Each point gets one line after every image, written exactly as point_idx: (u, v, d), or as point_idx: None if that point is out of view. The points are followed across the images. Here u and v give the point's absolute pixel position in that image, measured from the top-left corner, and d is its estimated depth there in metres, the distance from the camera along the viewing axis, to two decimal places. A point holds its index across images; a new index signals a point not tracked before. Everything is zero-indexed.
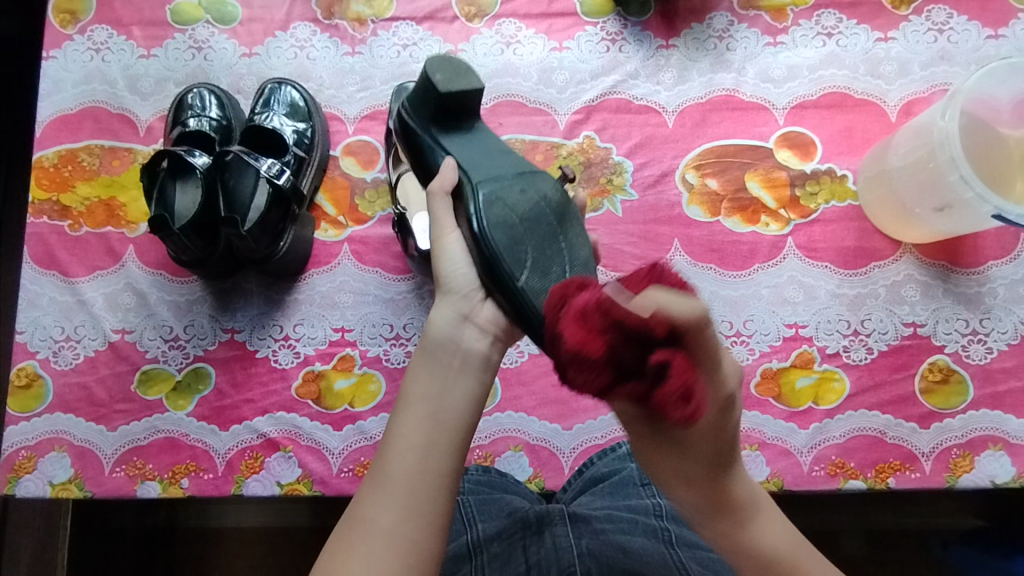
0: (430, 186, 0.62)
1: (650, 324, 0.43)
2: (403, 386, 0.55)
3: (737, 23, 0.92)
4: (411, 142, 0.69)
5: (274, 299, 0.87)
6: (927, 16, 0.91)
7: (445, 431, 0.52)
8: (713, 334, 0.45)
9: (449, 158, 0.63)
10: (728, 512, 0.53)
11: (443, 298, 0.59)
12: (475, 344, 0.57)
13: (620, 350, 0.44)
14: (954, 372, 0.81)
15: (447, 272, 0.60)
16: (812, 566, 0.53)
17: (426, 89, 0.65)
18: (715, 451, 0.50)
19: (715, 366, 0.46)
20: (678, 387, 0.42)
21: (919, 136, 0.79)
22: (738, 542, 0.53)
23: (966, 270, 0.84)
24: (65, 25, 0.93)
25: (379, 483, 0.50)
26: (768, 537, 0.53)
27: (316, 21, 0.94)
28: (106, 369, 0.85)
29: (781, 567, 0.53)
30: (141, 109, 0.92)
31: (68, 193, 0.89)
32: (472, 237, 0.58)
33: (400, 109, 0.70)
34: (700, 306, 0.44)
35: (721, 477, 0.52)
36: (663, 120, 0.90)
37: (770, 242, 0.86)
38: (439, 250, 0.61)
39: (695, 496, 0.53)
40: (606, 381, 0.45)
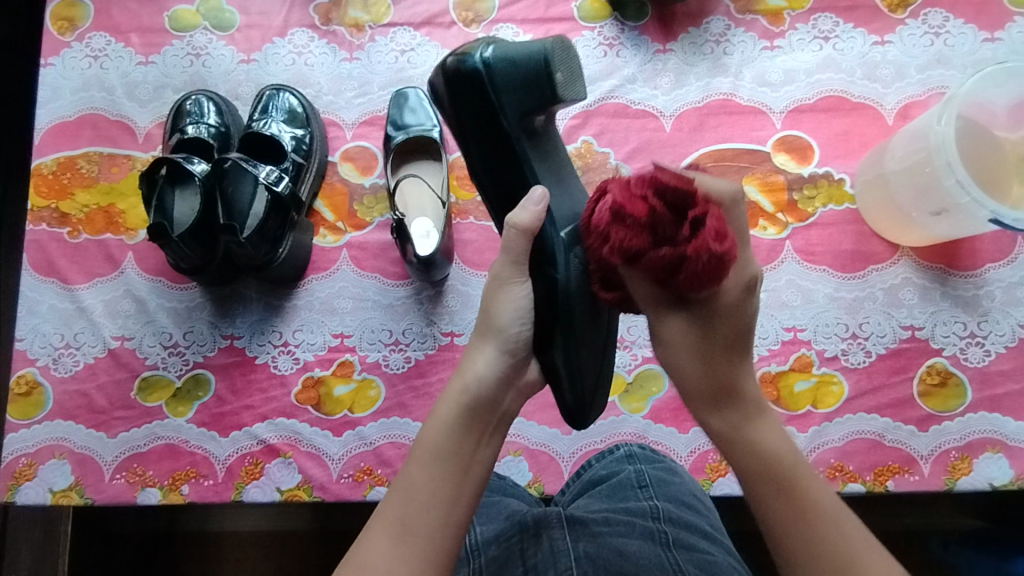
0: (521, 223, 0.58)
1: (692, 188, 0.50)
2: (427, 430, 0.55)
3: (734, 27, 0.93)
4: (488, 112, 0.65)
5: (273, 306, 0.87)
6: (923, 20, 0.91)
7: (470, 489, 0.53)
8: (744, 212, 0.54)
9: (540, 192, 0.60)
10: (731, 398, 0.53)
11: (492, 349, 0.58)
12: (510, 406, 0.58)
13: (661, 214, 0.50)
14: (951, 375, 0.82)
15: (508, 326, 0.58)
16: (814, 481, 0.51)
17: (538, 74, 0.64)
18: (731, 331, 0.52)
19: (744, 241, 0.53)
20: (713, 231, 0.48)
21: (915, 140, 0.79)
22: (739, 433, 0.53)
23: (963, 274, 0.84)
24: (63, 32, 0.93)
25: (397, 531, 0.50)
26: (773, 439, 0.53)
27: (313, 28, 0.94)
28: (106, 376, 0.85)
29: (783, 469, 0.51)
30: (140, 115, 0.92)
31: (67, 200, 0.89)
32: (551, 290, 0.60)
33: (481, 65, 0.65)
34: (734, 186, 0.53)
35: (732, 364, 0.53)
36: (661, 125, 0.90)
37: (768, 246, 0.86)
38: (507, 299, 0.59)
39: (702, 373, 0.53)
40: (643, 241, 0.51)
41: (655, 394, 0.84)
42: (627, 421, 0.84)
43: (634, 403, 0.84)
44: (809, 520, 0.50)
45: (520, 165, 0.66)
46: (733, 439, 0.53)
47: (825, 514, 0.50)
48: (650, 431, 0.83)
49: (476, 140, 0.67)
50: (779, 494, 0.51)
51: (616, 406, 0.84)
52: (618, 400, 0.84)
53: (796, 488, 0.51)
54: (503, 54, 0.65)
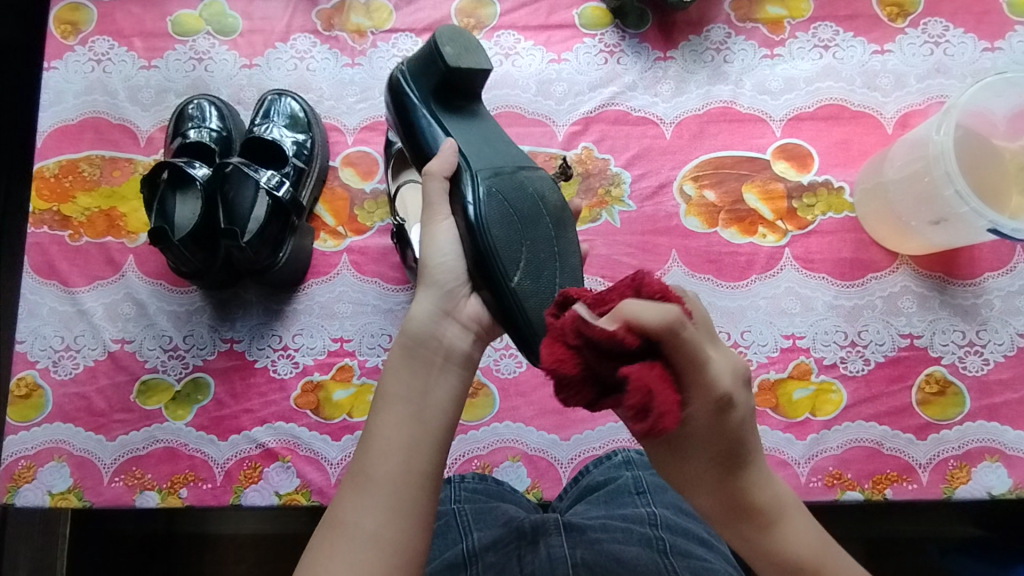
0: (430, 167, 0.62)
1: (622, 338, 0.41)
2: (381, 383, 0.56)
3: (735, 36, 0.93)
4: (403, 107, 0.71)
5: (273, 310, 0.87)
6: (923, 29, 0.91)
7: (428, 429, 0.53)
8: (692, 333, 0.43)
9: (452, 142, 0.65)
10: (744, 517, 0.51)
11: (425, 289, 0.60)
12: (455, 341, 0.58)
13: (596, 367, 0.43)
14: (950, 384, 0.82)
15: (433, 261, 0.61)
16: (839, 571, 0.52)
17: (432, 56, 0.68)
18: (716, 452, 0.49)
19: (702, 367, 0.43)
20: (635, 405, 0.40)
21: (915, 149, 0.79)
22: (757, 546, 0.52)
23: (962, 282, 0.85)
24: (66, 36, 0.94)
25: (362, 485, 0.50)
26: (795, 541, 0.51)
27: (316, 33, 0.94)
28: (106, 379, 0.85)
29: (805, 570, 0.51)
30: (142, 119, 0.93)
31: (68, 204, 0.89)
32: (468, 224, 0.60)
33: (396, 73, 0.72)
34: (673, 311, 0.42)
35: (732, 479, 0.50)
36: (661, 132, 0.91)
37: (768, 253, 0.87)
38: (430, 236, 0.62)
39: (705, 496, 0.51)
40: (588, 399, 0.44)
41: None
42: (625, 427, 0.84)
43: None
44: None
45: (432, 134, 0.68)
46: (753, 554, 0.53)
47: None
48: None
49: (401, 133, 0.72)
50: None
51: (615, 412, 0.84)
52: None
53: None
54: (414, 57, 0.70)
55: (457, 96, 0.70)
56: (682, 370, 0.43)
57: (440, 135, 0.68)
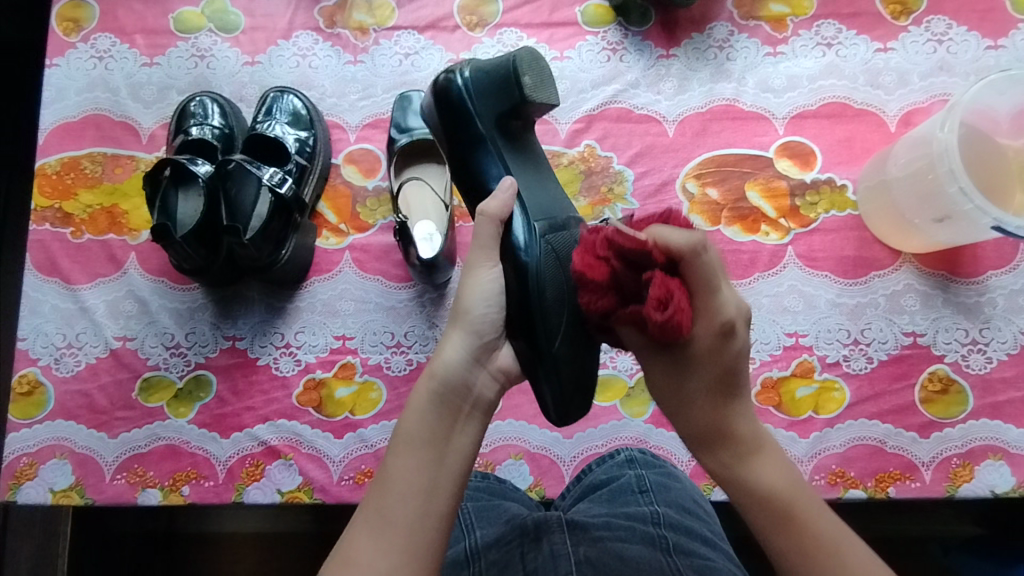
0: (485, 208, 0.61)
1: (647, 248, 0.50)
2: (402, 422, 0.55)
3: (737, 33, 0.93)
4: (461, 121, 0.68)
5: (275, 307, 0.87)
6: (926, 27, 0.91)
7: (447, 473, 0.53)
8: (713, 258, 0.51)
9: (511, 182, 0.63)
10: (726, 437, 0.53)
11: (460, 335, 0.59)
12: (484, 390, 0.58)
13: (621, 274, 0.53)
14: (953, 382, 0.82)
15: (473, 309, 0.60)
16: (813, 515, 0.51)
17: (504, 82, 0.66)
18: (715, 372, 0.53)
19: (715, 287, 0.51)
20: (655, 298, 0.49)
21: (919, 146, 0.79)
22: (734, 473, 0.53)
23: (965, 280, 0.85)
24: (68, 33, 0.93)
25: (377, 525, 0.50)
26: (768, 474, 0.53)
27: (318, 30, 0.94)
28: (108, 376, 0.85)
29: (778, 506, 0.51)
30: (144, 116, 0.93)
31: (70, 201, 0.89)
32: (519, 274, 0.60)
33: (452, 73, 0.69)
34: (699, 237, 0.50)
35: (722, 403, 0.54)
36: (663, 129, 0.91)
37: (770, 251, 0.86)
38: (473, 281, 0.61)
39: (693, 413, 0.54)
40: (609, 302, 0.54)
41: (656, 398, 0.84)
42: (627, 425, 0.83)
43: (635, 407, 0.84)
44: (807, 554, 0.50)
45: (487, 164, 0.67)
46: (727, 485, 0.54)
47: (820, 550, 0.50)
48: (651, 436, 0.83)
49: (450, 148, 0.70)
50: (773, 525, 0.51)
51: (617, 410, 0.84)
52: (620, 403, 0.84)
53: (794, 522, 0.51)
54: (479, 68, 0.68)
55: (518, 127, 0.68)
56: (694, 288, 0.51)
57: (498, 171, 0.67)
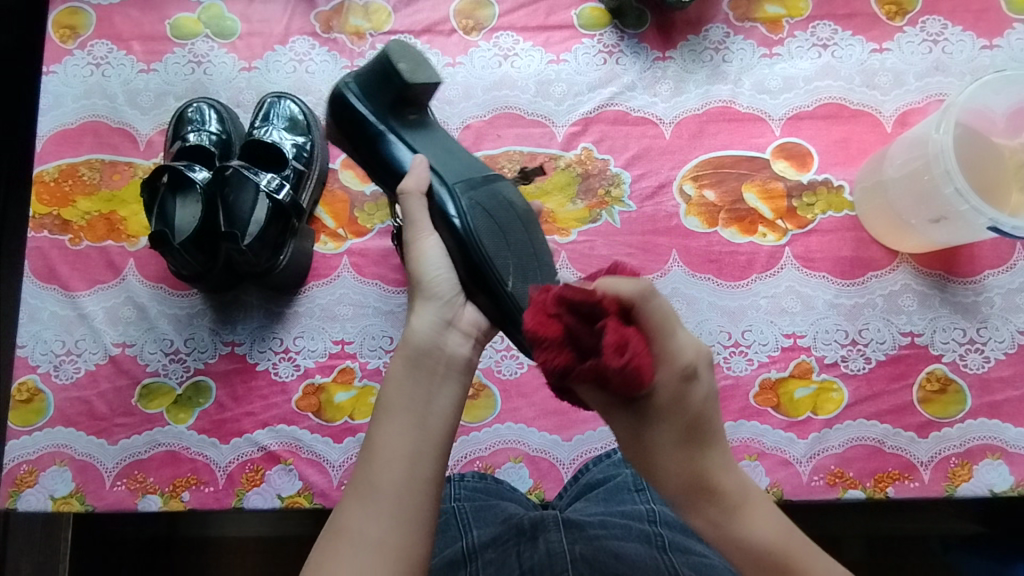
0: (406, 186, 0.64)
1: (599, 297, 0.48)
2: (382, 393, 0.55)
3: (733, 35, 0.93)
4: (365, 127, 0.70)
5: (274, 312, 0.87)
6: (921, 28, 0.91)
7: (432, 437, 0.53)
8: (663, 302, 0.50)
9: (419, 159, 0.66)
10: (706, 494, 0.51)
11: (424, 303, 0.60)
12: (456, 348, 0.58)
13: (576, 328, 0.48)
14: (951, 382, 0.82)
15: (427, 276, 0.61)
16: (809, 558, 0.50)
17: (371, 75, 0.70)
18: (685, 424, 0.51)
19: (671, 326, 0.50)
20: (613, 343, 0.46)
21: (916, 147, 0.79)
22: (724, 531, 0.51)
23: (962, 280, 0.84)
24: (65, 40, 0.95)
25: (366, 493, 0.50)
26: (760, 527, 0.51)
27: (315, 35, 0.95)
28: (107, 383, 0.85)
29: (773, 559, 0.50)
30: (141, 123, 0.93)
31: (69, 208, 0.90)
32: (457, 237, 0.62)
33: (342, 86, 0.72)
34: (646, 282, 0.49)
35: (699, 454, 0.51)
36: (660, 132, 0.91)
37: (768, 253, 0.86)
38: (419, 252, 0.62)
39: (671, 464, 0.51)
40: (567, 359, 0.48)
41: None
42: None
43: None
44: None
45: (394, 151, 0.69)
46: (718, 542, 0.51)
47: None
48: None
49: (363, 156, 0.72)
50: None
51: None
52: None
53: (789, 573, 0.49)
54: (362, 73, 0.71)
55: (413, 112, 0.71)
56: (650, 334, 0.49)
57: (406, 152, 0.69)
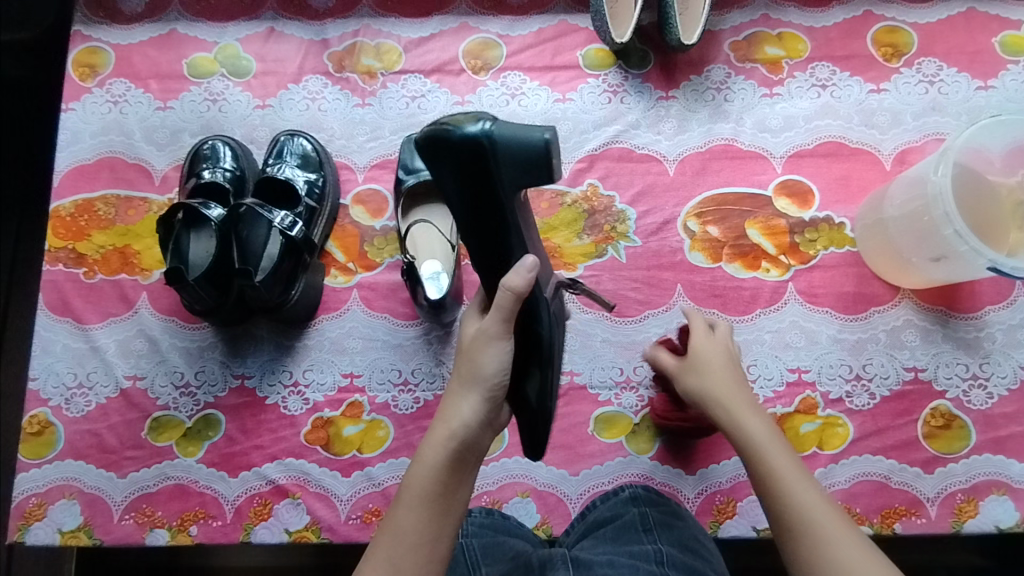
0: (516, 286, 0.58)
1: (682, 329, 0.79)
2: (414, 469, 0.57)
3: (734, 75, 0.96)
4: (484, 188, 0.56)
5: (284, 346, 0.88)
6: (917, 69, 0.94)
7: (450, 525, 0.56)
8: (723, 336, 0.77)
9: (535, 258, 0.60)
10: (721, 405, 0.68)
11: (473, 394, 0.60)
12: (487, 444, 0.61)
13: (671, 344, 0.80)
14: (955, 418, 0.82)
15: (488, 372, 0.60)
16: (781, 463, 0.62)
17: (515, 153, 0.53)
18: (720, 370, 0.71)
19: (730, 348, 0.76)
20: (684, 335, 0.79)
21: (914, 187, 0.80)
22: (733, 423, 0.67)
23: (963, 316, 0.86)
24: (84, 78, 0.98)
25: (385, 567, 0.53)
26: (755, 428, 0.65)
27: (327, 74, 0.98)
28: (118, 416, 0.86)
29: (751, 443, 0.64)
30: (157, 159, 0.95)
31: (84, 242, 0.92)
32: (536, 344, 0.63)
33: (481, 134, 0.53)
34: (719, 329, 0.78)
35: (732, 386, 0.69)
36: (664, 169, 0.93)
37: (771, 288, 0.88)
38: (488, 346, 0.60)
39: (713, 379, 0.70)
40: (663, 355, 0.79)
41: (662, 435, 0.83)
42: (634, 462, 0.83)
43: (641, 444, 0.83)
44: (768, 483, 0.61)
45: (506, 232, 0.59)
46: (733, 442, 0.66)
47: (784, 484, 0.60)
48: (658, 473, 0.82)
49: (465, 212, 0.58)
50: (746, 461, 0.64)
51: (623, 447, 0.83)
52: (625, 441, 0.83)
53: (760, 457, 0.63)
54: (510, 133, 0.54)
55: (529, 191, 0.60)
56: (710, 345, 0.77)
57: (517, 242, 0.60)
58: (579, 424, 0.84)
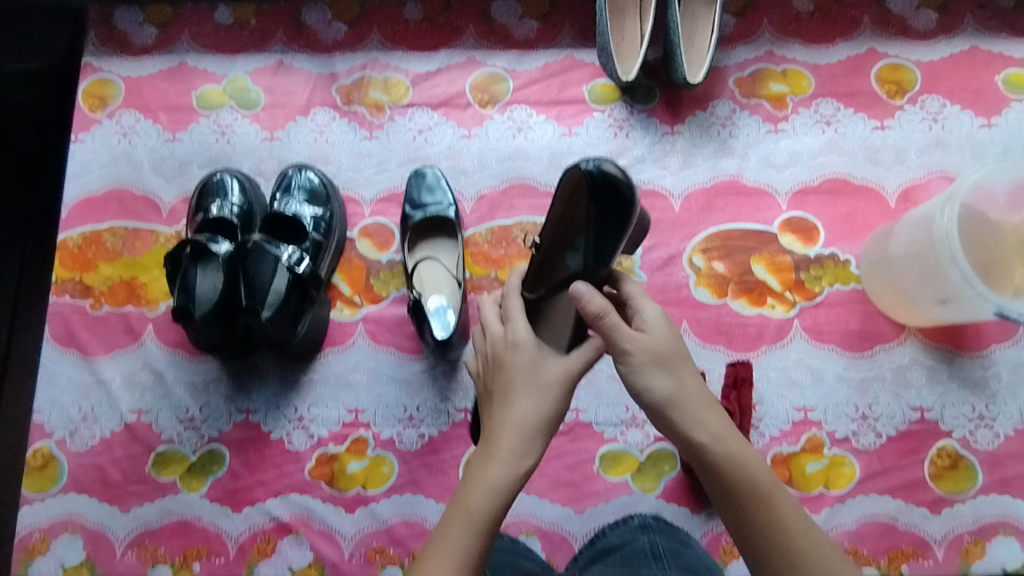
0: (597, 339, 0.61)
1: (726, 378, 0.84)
2: (449, 537, 0.51)
3: (739, 111, 0.97)
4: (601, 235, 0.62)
5: (289, 380, 0.88)
6: (921, 106, 0.95)
7: None
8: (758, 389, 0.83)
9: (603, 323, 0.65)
10: (675, 408, 0.56)
11: (517, 460, 0.54)
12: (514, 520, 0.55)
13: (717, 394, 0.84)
14: (962, 458, 0.82)
15: (537, 431, 0.56)
16: (767, 485, 0.55)
17: (630, 216, 0.59)
18: (675, 362, 0.57)
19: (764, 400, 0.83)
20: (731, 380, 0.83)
21: (921, 227, 0.81)
22: (710, 446, 0.55)
23: (970, 355, 0.85)
24: (94, 109, 0.99)
25: None
26: (734, 445, 0.56)
27: (335, 107, 0.98)
28: (121, 450, 0.85)
29: (739, 467, 0.55)
30: (165, 191, 0.96)
31: (91, 273, 0.92)
32: None
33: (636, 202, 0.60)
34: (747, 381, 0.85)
35: (701, 392, 0.57)
36: (669, 204, 0.93)
37: (777, 325, 0.88)
38: (543, 398, 0.57)
39: (685, 377, 0.57)
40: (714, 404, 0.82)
41: (668, 473, 0.83)
42: (639, 501, 0.82)
43: (646, 482, 0.83)
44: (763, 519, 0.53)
45: None
46: (710, 455, 0.55)
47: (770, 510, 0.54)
48: (663, 512, 0.82)
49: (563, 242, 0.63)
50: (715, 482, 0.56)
51: (628, 486, 0.83)
52: (631, 479, 0.83)
53: (757, 497, 0.54)
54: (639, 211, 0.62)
55: None
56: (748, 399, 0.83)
57: None
58: (584, 462, 0.84)
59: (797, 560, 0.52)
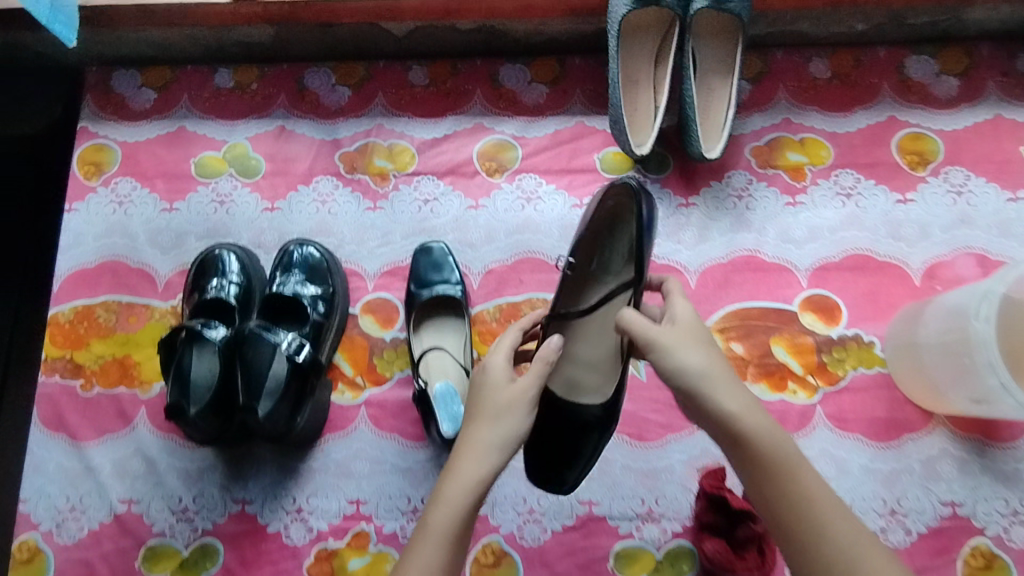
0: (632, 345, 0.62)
1: None
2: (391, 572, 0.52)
3: (756, 182, 0.93)
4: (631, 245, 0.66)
5: (287, 468, 0.83)
6: (944, 178, 0.92)
7: None
8: None
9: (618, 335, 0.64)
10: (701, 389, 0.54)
11: (462, 482, 0.54)
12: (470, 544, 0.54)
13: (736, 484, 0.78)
14: (997, 558, 0.78)
15: (488, 449, 0.55)
16: (789, 457, 0.52)
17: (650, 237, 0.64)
18: (702, 341, 0.56)
19: None
20: None
21: (954, 321, 0.77)
22: (735, 419, 0.53)
23: (1002, 446, 0.81)
24: (89, 177, 0.96)
25: None
26: (754, 419, 0.53)
27: (338, 176, 0.95)
28: (110, 544, 0.81)
29: (764, 441, 0.52)
30: (161, 263, 0.92)
31: (82, 351, 0.88)
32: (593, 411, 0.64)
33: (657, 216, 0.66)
34: None
35: (724, 367, 0.55)
36: (685, 280, 0.90)
37: (799, 411, 0.84)
38: (495, 416, 0.56)
39: (702, 352, 0.55)
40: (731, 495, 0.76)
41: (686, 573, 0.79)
42: None
43: None
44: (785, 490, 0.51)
45: None
46: (732, 428, 0.53)
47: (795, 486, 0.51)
48: None
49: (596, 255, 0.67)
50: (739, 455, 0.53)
51: None
52: None
53: (773, 463, 0.52)
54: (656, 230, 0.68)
55: None
56: None
57: None
58: (597, 559, 0.79)
59: (820, 538, 0.49)
